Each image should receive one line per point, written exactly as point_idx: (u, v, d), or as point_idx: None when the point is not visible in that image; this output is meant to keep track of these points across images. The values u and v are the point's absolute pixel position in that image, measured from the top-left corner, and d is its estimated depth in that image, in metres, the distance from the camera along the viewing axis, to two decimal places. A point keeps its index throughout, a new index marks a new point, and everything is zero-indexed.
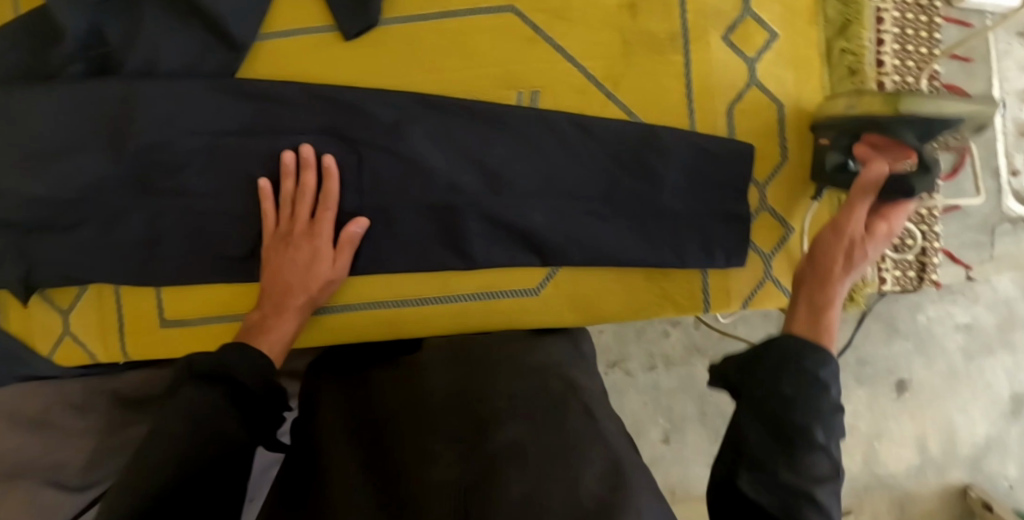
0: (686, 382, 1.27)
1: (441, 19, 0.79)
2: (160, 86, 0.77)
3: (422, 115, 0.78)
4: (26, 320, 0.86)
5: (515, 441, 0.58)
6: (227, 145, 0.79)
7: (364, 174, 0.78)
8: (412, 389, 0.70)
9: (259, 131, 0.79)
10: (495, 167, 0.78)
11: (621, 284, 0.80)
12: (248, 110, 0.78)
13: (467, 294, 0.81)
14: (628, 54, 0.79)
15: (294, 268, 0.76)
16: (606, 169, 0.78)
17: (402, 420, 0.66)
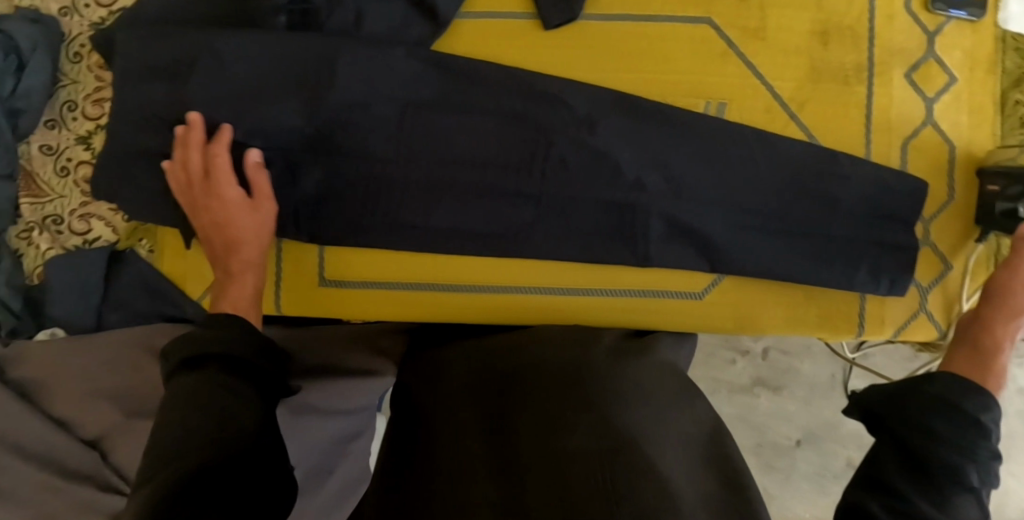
0: (744, 413, 1.25)
1: (639, 22, 0.82)
2: (363, 49, 0.79)
3: (613, 112, 0.80)
4: (180, 262, 0.86)
5: (640, 428, 0.60)
6: (417, 115, 0.80)
7: (552, 161, 0.80)
8: (536, 360, 0.72)
9: (450, 105, 0.80)
10: (677, 170, 0.80)
11: (782, 299, 0.82)
12: (446, 85, 0.81)
13: (633, 290, 0.83)
14: (814, 78, 0.82)
15: (239, 222, 0.78)
16: (784, 186, 0.80)
17: (523, 385, 0.68)
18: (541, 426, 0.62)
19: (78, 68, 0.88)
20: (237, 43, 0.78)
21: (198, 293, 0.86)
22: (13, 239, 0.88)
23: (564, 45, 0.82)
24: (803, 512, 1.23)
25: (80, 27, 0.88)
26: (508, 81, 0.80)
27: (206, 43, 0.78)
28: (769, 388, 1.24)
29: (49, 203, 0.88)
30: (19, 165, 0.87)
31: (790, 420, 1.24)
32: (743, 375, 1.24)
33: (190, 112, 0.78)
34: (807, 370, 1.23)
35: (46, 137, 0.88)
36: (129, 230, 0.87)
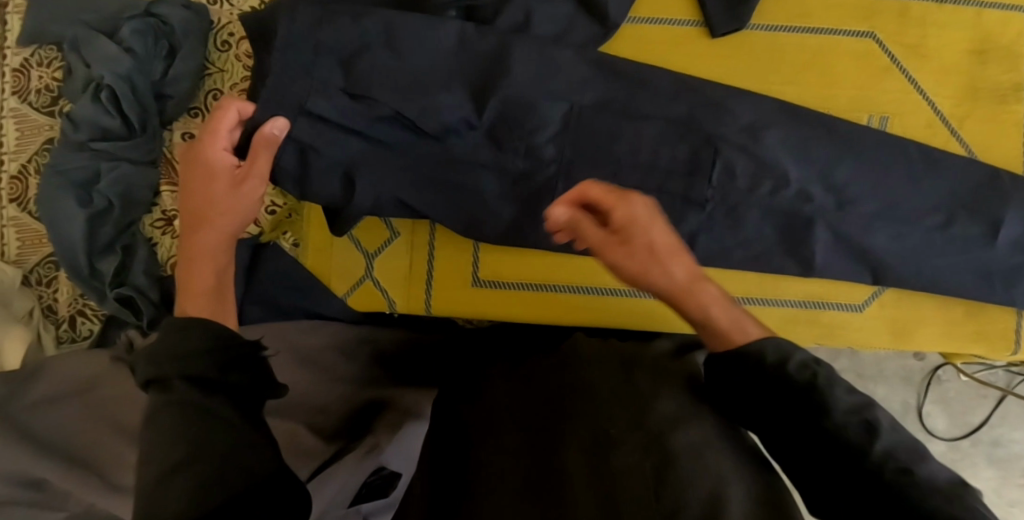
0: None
1: (805, 34, 0.83)
2: (534, 46, 0.78)
3: (779, 120, 0.79)
4: (326, 257, 0.85)
5: (680, 445, 0.51)
6: (582, 115, 0.78)
7: (717, 168, 0.78)
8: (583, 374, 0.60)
9: (616, 106, 0.79)
10: (843, 182, 0.78)
11: (938, 314, 0.84)
12: (611, 85, 0.79)
13: (794, 300, 0.85)
14: (973, 97, 0.83)
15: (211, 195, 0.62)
16: (949, 202, 0.79)
17: (577, 408, 0.56)
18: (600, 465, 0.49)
19: (226, 57, 0.87)
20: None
21: (343, 291, 0.86)
22: (147, 226, 0.87)
23: (729, 54, 0.83)
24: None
25: (229, 16, 0.87)
26: (675, 86, 0.80)
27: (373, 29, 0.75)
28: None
29: None
30: (161, 152, 0.87)
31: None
32: None
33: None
34: (881, 393, 1.29)
35: (188, 125, 0.88)
36: (273, 223, 0.88)
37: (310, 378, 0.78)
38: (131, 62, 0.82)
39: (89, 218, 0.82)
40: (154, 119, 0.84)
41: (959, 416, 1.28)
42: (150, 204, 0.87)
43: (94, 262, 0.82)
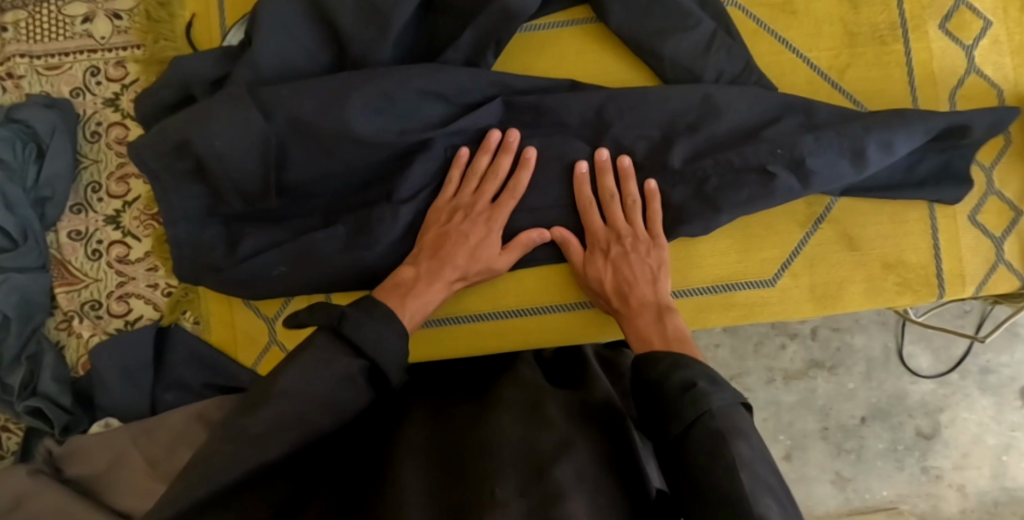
0: (805, 399, 1.26)
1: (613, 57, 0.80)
2: (372, 79, 0.74)
3: (626, 100, 0.77)
4: (228, 330, 0.83)
5: (554, 477, 0.54)
6: (454, 129, 0.76)
7: (569, 157, 0.78)
8: (479, 428, 0.62)
9: (476, 111, 0.76)
10: (715, 126, 0.76)
11: (861, 273, 0.79)
12: (458, 106, 0.77)
13: (702, 287, 0.79)
14: (854, 43, 0.80)
15: (463, 244, 0.74)
16: (765, 107, 0.76)
17: (466, 456, 0.59)
18: (475, 492, 0.54)
19: (97, 146, 0.86)
20: (224, 90, 0.75)
21: (252, 361, 0.83)
22: (53, 330, 0.85)
23: (609, 51, 0.80)
24: (883, 491, 1.24)
25: (94, 105, 0.86)
26: (540, 81, 0.79)
27: (193, 114, 0.73)
28: (825, 368, 1.26)
29: (85, 288, 0.84)
30: (49, 254, 0.85)
31: (851, 398, 1.26)
32: (797, 359, 1.26)
33: (194, 191, 0.77)
34: (860, 343, 1.26)
35: (73, 222, 0.85)
36: (171, 304, 0.84)
37: None
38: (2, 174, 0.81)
39: None
40: (35, 224, 0.83)
41: (942, 352, 1.25)
42: (51, 308, 0.85)
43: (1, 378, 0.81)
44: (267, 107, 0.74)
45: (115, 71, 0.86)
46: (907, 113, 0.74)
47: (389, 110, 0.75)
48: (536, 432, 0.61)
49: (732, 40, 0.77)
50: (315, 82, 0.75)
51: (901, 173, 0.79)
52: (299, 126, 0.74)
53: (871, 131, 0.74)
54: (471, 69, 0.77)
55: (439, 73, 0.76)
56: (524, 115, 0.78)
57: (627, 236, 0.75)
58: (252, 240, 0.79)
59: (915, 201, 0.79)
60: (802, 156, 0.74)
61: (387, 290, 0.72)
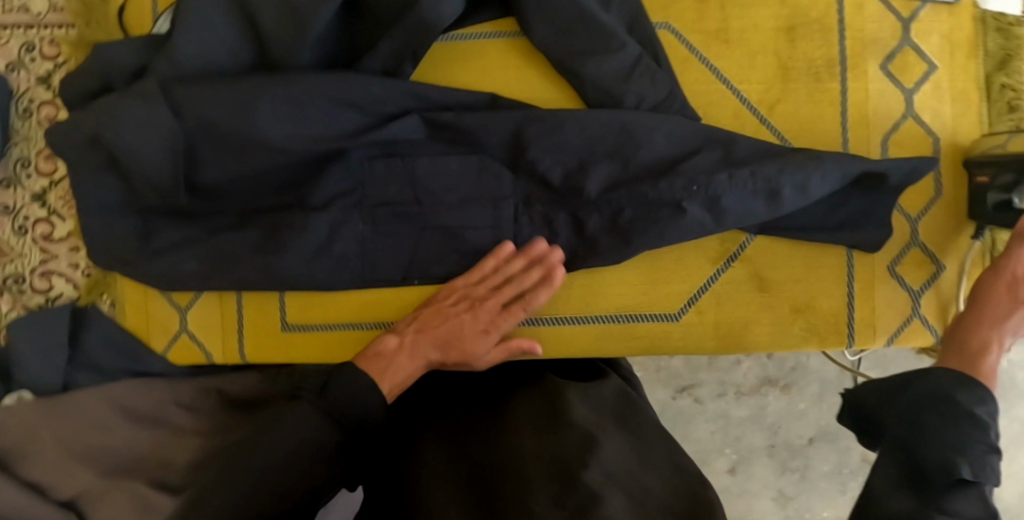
0: (755, 414, 1.25)
1: (531, 75, 0.79)
2: (286, 84, 0.74)
3: (542, 124, 0.76)
4: (141, 316, 0.85)
5: (587, 474, 0.60)
6: (369, 138, 0.76)
7: (484, 176, 0.78)
8: (501, 449, 0.67)
9: (389, 123, 0.76)
10: (627, 153, 0.75)
11: (768, 316, 0.78)
12: (371, 116, 0.77)
13: (605, 316, 0.79)
14: (786, 77, 0.77)
15: (456, 331, 0.74)
16: (683, 140, 0.75)
17: (499, 466, 0.65)
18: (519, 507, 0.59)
19: (28, 123, 0.87)
20: (136, 85, 0.76)
21: (164, 347, 0.85)
22: None
23: (532, 69, 0.79)
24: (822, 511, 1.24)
25: (27, 81, 0.87)
26: (458, 96, 0.78)
27: (104, 107, 0.75)
28: (777, 386, 1.25)
29: (11, 263, 0.86)
30: None
31: (802, 418, 1.24)
32: (749, 375, 1.25)
33: (111, 182, 0.79)
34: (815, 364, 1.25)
35: (2, 196, 0.87)
36: (89, 286, 0.86)
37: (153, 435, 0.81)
38: None
39: None
40: None
41: None
42: None
43: None
44: (183, 103, 0.75)
45: (49, 49, 0.87)
46: (823, 154, 0.72)
47: (303, 115, 0.75)
48: (559, 442, 0.66)
49: (657, 67, 0.75)
50: (232, 83, 0.75)
51: (818, 215, 0.76)
52: (215, 124, 0.75)
53: (786, 171, 0.72)
54: (386, 79, 0.76)
55: (352, 81, 0.75)
56: (440, 130, 0.78)
57: (488, 304, 0.75)
58: (163, 237, 0.80)
59: (832, 246, 0.77)
60: (717, 194, 0.73)
61: (367, 358, 0.73)
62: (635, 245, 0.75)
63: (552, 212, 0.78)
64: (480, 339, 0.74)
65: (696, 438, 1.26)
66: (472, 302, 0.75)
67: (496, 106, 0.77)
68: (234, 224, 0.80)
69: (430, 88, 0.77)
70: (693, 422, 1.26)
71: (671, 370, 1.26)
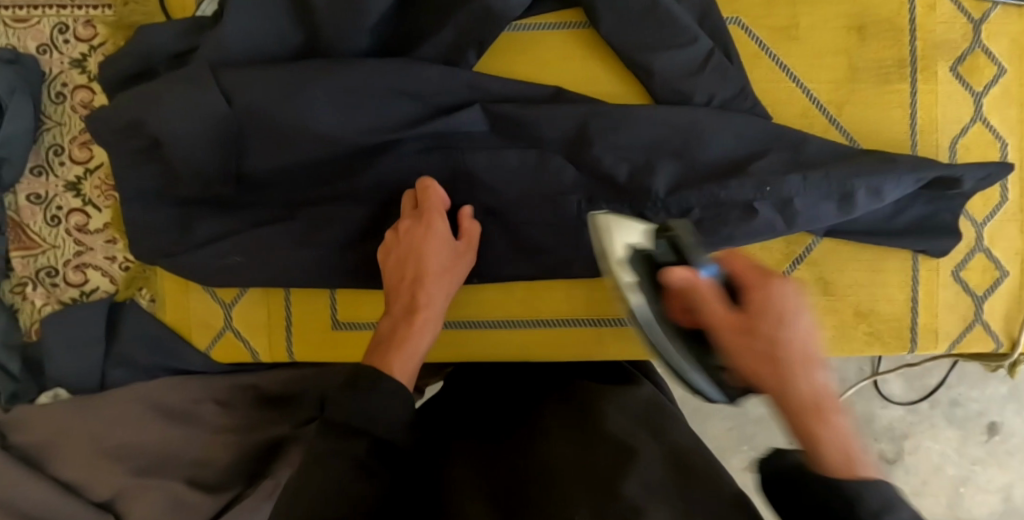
0: (773, 412, 1.24)
1: (591, 67, 0.76)
2: (339, 70, 0.70)
3: (611, 121, 0.74)
4: (181, 311, 0.81)
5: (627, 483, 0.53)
6: (423, 131, 0.72)
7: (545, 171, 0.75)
8: (532, 460, 0.60)
9: (448, 114, 0.72)
10: (694, 152, 0.73)
11: (831, 320, 0.77)
12: (429, 107, 0.72)
13: None
14: (856, 78, 0.76)
15: (414, 265, 0.71)
16: (755, 140, 0.73)
17: (526, 480, 0.58)
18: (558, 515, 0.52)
19: (62, 109, 0.83)
20: (180, 70, 0.71)
21: (205, 344, 0.82)
22: (8, 293, 0.83)
23: (593, 60, 0.76)
24: None
25: (61, 65, 0.83)
26: (522, 89, 0.75)
27: (146, 93, 0.70)
28: None
29: (42, 255, 0.83)
30: (6, 217, 0.82)
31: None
32: None
33: (149, 170, 0.74)
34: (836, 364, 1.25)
35: (32, 185, 0.83)
36: (127, 280, 0.82)
37: (190, 434, 0.78)
38: None
39: None
40: None
41: (916, 380, 1.23)
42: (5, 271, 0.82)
43: None
44: (227, 88, 0.70)
45: (84, 30, 0.83)
46: (897, 159, 0.71)
47: (358, 105, 0.70)
48: (598, 449, 0.60)
49: (729, 62, 0.73)
50: (279, 69, 0.70)
51: (883, 219, 0.75)
52: (261, 112, 0.69)
53: (862, 174, 0.70)
54: (448, 69, 0.72)
55: (412, 70, 0.71)
56: (502, 124, 0.74)
57: (408, 231, 0.71)
58: (207, 228, 0.75)
59: (897, 250, 0.76)
60: (789, 196, 0.71)
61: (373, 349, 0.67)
62: (702, 245, 0.73)
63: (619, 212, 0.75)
64: (432, 265, 0.70)
65: (711, 434, 1.24)
66: (419, 242, 0.71)
67: (561, 99, 0.75)
68: (283, 217, 0.75)
69: (492, 79, 0.73)
70: (710, 420, 1.23)
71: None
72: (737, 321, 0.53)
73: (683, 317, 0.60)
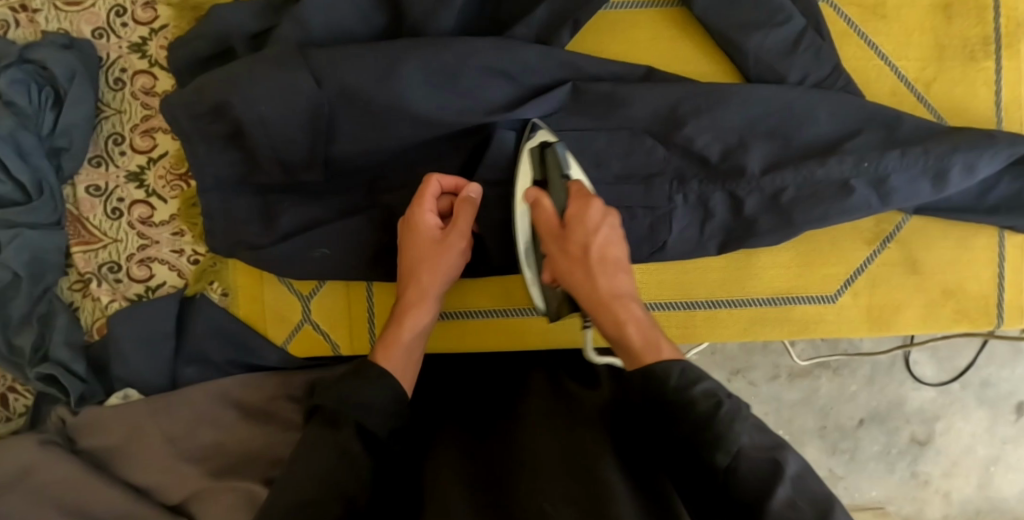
0: (807, 397, 1.16)
1: (681, 47, 0.77)
2: (432, 50, 0.68)
3: (706, 102, 0.72)
4: (257, 304, 0.79)
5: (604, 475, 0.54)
6: (517, 112, 0.70)
7: (636, 153, 0.73)
8: (518, 446, 0.60)
9: (542, 95, 0.71)
10: (788, 130, 0.72)
11: (920, 297, 0.77)
12: (520, 89, 0.71)
13: (762, 299, 0.77)
14: (942, 56, 0.76)
15: (407, 256, 0.69)
16: (851, 119, 0.72)
17: (508, 470, 0.59)
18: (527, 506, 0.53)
19: (121, 96, 0.79)
20: (265, 51, 0.68)
21: (282, 338, 0.80)
22: (67, 291, 0.79)
23: (684, 41, 0.76)
24: (871, 491, 1.15)
25: (118, 49, 0.79)
26: (613, 70, 0.74)
27: (229, 73, 0.67)
28: (829, 369, 1.15)
29: (104, 249, 0.78)
30: (66, 210, 0.78)
31: (853, 400, 1.15)
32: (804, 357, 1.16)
33: (228, 157, 0.71)
34: (867, 346, 1.15)
35: (91, 176, 0.79)
36: (197, 273, 0.78)
37: (267, 432, 0.75)
38: (13, 119, 0.74)
39: None
40: (50, 178, 0.76)
41: (946, 360, 1.14)
42: (65, 267, 0.79)
43: (11, 339, 0.76)
44: (315, 70, 0.67)
45: (143, 13, 0.79)
46: (996, 135, 0.71)
47: (453, 86, 0.69)
48: (586, 440, 0.60)
49: (822, 40, 0.73)
50: (370, 49, 0.68)
51: (973, 196, 0.75)
52: (350, 93, 0.67)
53: (957, 151, 0.70)
54: (542, 48, 0.71)
55: (507, 49, 0.69)
56: (595, 105, 0.73)
57: (406, 225, 0.70)
58: (290, 218, 0.73)
59: (985, 226, 0.76)
60: (885, 173, 0.70)
61: (386, 352, 0.67)
62: (795, 223, 0.72)
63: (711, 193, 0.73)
64: (413, 260, 0.69)
65: None
66: (409, 237, 0.69)
67: (653, 79, 0.74)
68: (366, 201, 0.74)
69: (584, 59, 0.72)
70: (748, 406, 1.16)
71: (726, 353, 1.16)
72: (559, 230, 0.64)
73: (589, 252, 0.63)
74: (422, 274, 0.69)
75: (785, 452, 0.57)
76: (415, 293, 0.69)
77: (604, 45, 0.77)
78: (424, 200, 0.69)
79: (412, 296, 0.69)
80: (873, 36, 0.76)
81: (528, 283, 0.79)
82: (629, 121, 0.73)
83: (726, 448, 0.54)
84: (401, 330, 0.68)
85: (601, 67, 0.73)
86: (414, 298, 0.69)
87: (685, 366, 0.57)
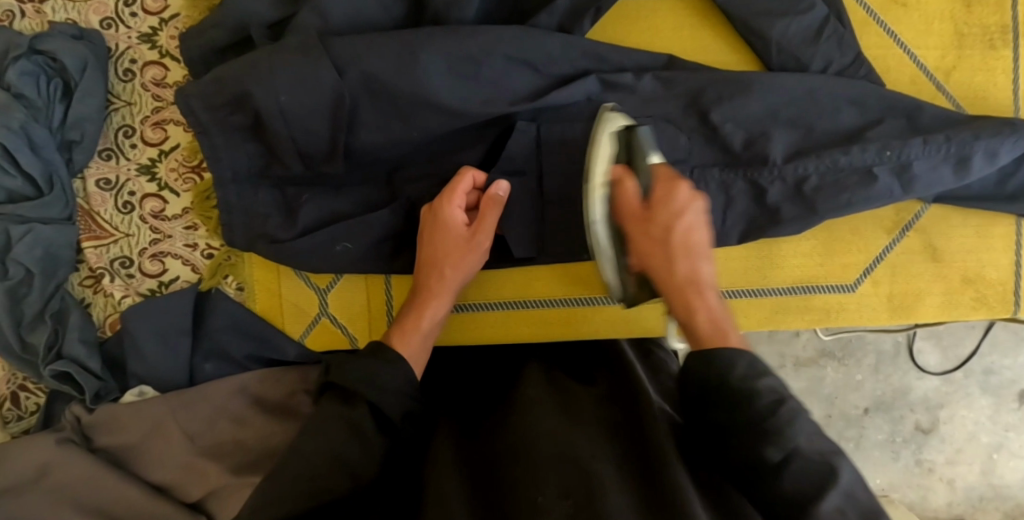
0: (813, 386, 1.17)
1: (700, 35, 0.76)
2: (453, 38, 0.67)
3: (727, 91, 0.72)
4: (274, 298, 0.79)
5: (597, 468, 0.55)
6: (539, 102, 0.69)
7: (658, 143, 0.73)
8: (515, 433, 0.61)
9: (563, 84, 0.70)
10: (809, 120, 0.72)
11: (940, 286, 0.77)
12: (542, 78, 0.70)
13: (782, 289, 0.77)
14: (961, 44, 0.76)
15: (429, 248, 0.70)
16: (872, 107, 0.72)
17: (506, 459, 0.59)
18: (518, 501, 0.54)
19: (131, 87, 0.78)
20: (284, 39, 0.67)
21: (299, 332, 0.79)
22: (77, 286, 0.78)
23: (704, 29, 0.76)
24: (876, 478, 1.16)
25: (128, 40, 0.78)
26: (633, 59, 0.73)
27: (247, 63, 0.66)
28: (836, 359, 1.16)
29: (115, 244, 0.77)
30: (76, 204, 0.77)
31: (860, 389, 1.16)
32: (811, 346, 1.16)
33: (246, 149, 0.70)
34: (872, 334, 1.16)
35: (101, 170, 0.77)
36: (211, 268, 0.77)
37: (287, 427, 0.74)
38: (24, 111, 0.72)
39: (8, 293, 0.73)
40: (61, 171, 0.75)
41: (951, 349, 1.15)
42: (76, 262, 0.77)
43: (23, 336, 0.74)
44: (336, 60, 0.67)
45: (153, 2, 0.78)
46: (1017, 123, 0.70)
47: (475, 74, 0.68)
48: (582, 430, 0.60)
49: (843, 27, 0.72)
50: (391, 37, 0.67)
51: (993, 184, 0.74)
52: (371, 82, 0.67)
53: (979, 139, 0.70)
54: (564, 37, 0.70)
55: (529, 38, 0.68)
56: (616, 95, 0.72)
57: (432, 218, 0.69)
58: (309, 212, 0.73)
59: (1004, 214, 0.76)
60: (908, 161, 0.70)
61: (401, 335, 0.68)
62: (816, 210, 0.71)
63: (733, 182, 0.73)
64: (437, 253, 0.69)
65: None
66: (433, 230, 0.69)
67: (674, 68, 0.73)
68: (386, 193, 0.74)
69: (605, 48, 0.72)
70: None
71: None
72: (643, 213, 0.61)
73: (672, 234, 0.60)
74: (446, 269, 0.70)
75: (843, 459, 0.51)
76: (436, 285, 0.70)
77: (623, 33, 0.76)
78: (453, 193, 0.68)
79: (433, 289, 0.70)
80: (893, 25, 0.76)
81: (547, 278, 0.78)
82: (650, 110, 0.72)
83: (775, 442, 0.51)
84: (418, 321, 0.69)
85: (622, 56, 0.72)
86: (433, 291, 0.70)
87: (754, 357, 0.55)
